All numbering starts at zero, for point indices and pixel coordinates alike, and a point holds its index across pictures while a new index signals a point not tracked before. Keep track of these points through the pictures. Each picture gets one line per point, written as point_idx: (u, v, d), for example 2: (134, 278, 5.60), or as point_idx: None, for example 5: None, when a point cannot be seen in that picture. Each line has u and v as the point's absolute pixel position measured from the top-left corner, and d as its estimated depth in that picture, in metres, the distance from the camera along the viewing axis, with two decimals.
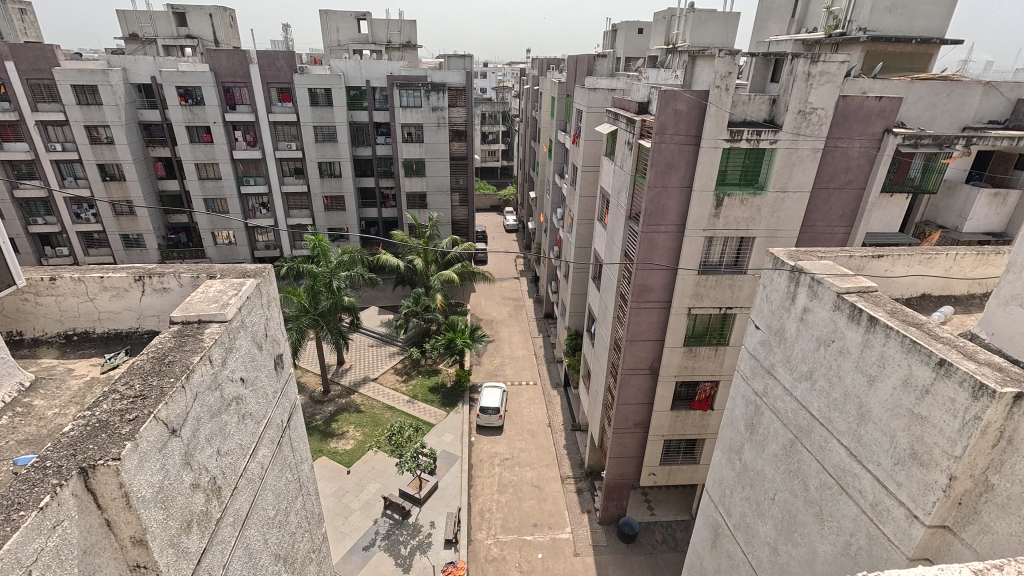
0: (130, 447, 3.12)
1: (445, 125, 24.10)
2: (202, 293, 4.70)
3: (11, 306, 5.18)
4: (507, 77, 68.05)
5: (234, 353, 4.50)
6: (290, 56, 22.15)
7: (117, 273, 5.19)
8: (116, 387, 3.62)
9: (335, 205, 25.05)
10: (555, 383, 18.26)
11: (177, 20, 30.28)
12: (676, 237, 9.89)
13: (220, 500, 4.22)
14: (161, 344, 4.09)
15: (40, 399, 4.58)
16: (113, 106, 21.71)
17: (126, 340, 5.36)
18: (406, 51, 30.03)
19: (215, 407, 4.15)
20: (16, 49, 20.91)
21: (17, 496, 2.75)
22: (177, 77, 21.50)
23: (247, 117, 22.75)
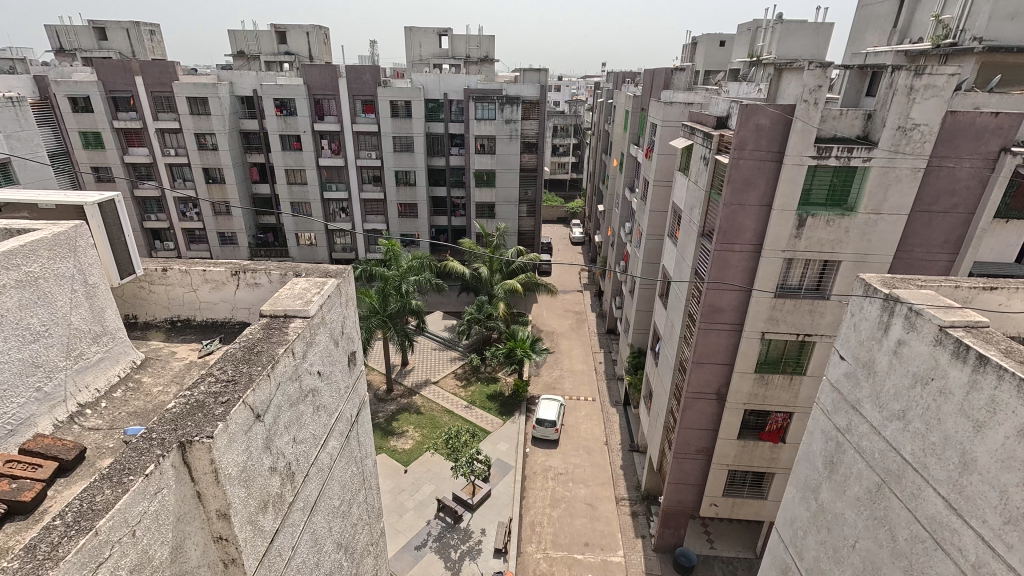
0: (221, 427, 3.39)
1: (517, 137, 24.50)
2: (288, 289, 5.04)
3: (129, 292, 5.83)
4: (580, 91, 68.23)
5: (314, 348, 4.79)
6: (375, 70, 23.45)
7: (218, 268, 5.71)
8: (212, 370, 3.94)
9: (408, 212, 26.10)
10: (614, 401, 17.86)
11: (278, 38, 33.00)
12: (753, 257, 9.43)
13: (293, 484, 4.49)
14: (251, 334, 4.42)
15: (147, 377, 5.09)
16: (220, 116, 23.97)
17: (221, 329, 5.86)
18: (484, 65, 30.91)
19: (294, 397, 4.42)
20: (145, 65, 23.67)
21: (127, 463, 3.06)
22: (275, 90, 23.39)
23: (334, 127, 24.31)
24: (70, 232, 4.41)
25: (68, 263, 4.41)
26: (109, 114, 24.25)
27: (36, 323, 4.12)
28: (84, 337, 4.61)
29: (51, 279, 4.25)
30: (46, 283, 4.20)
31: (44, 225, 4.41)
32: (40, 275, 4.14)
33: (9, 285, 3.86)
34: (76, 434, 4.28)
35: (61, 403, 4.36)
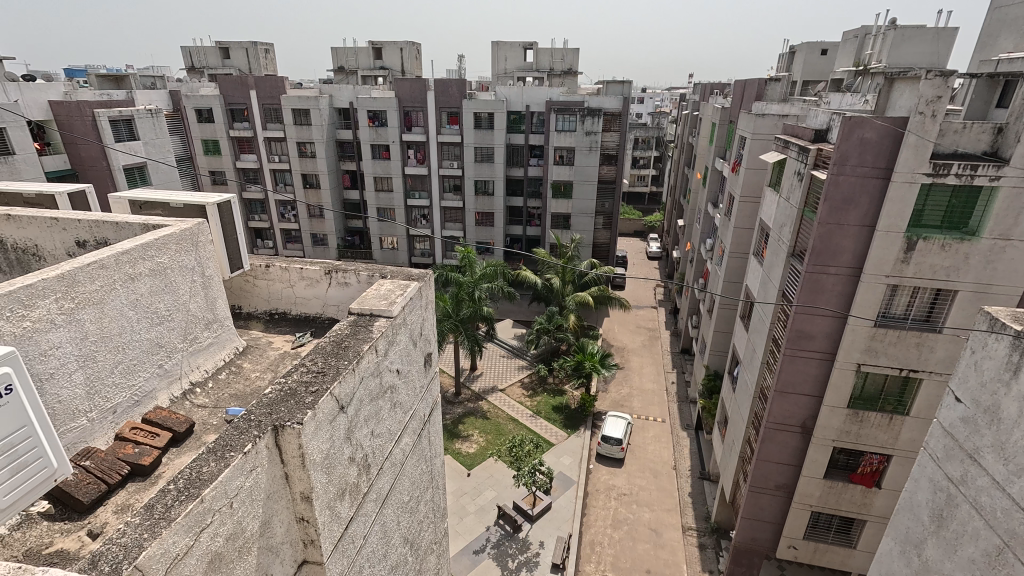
0: (310, 415, 3.63)
1: (597, 149, 24.33)
2: (374, 289, 5.32)
3: (237, 285, 6.41)
4: (665, 102, 66.52)
5: (395, 347, 5.01)
6: (461, 83, 24.30)
7: (312, 266, 6.15)
8: (304, 361, 4.22)
9: (485, 221, 26.71)
10: (686, 424, 17.07)
11: (374, 54, 35.34)
12: (851, 282, 8.67)
13: (368, 476, 4.71)
14: (340, 330, 4.69)
15: (247, 363, 5.58)
16: (319, 127, 25.96)
17: (312, 324, 6.28)
18: (567, 77, 31.08)
19: (374, 392, 4.64)
20: (259, 81, 26.20)
21: (229, 440, 3.36)
22: (369, 103, 24.95)
23: (420, 137, 25.48)
24: (193, 229, 4.96)
25: (190, 257, 4.96)
26: (227, 124, 27.04)
27: (161, 307, 4.67)
28: (199, 323, 5.14)
29: (176, 269, 4.80)
30: (171, 273, 4.75)
31: (173, 222, 4.99)
32: (167, 265, 4.68)
33: (142, 273, 4.42)
34: (187, 410, 4.77)
35: (176, 380, 4.88)
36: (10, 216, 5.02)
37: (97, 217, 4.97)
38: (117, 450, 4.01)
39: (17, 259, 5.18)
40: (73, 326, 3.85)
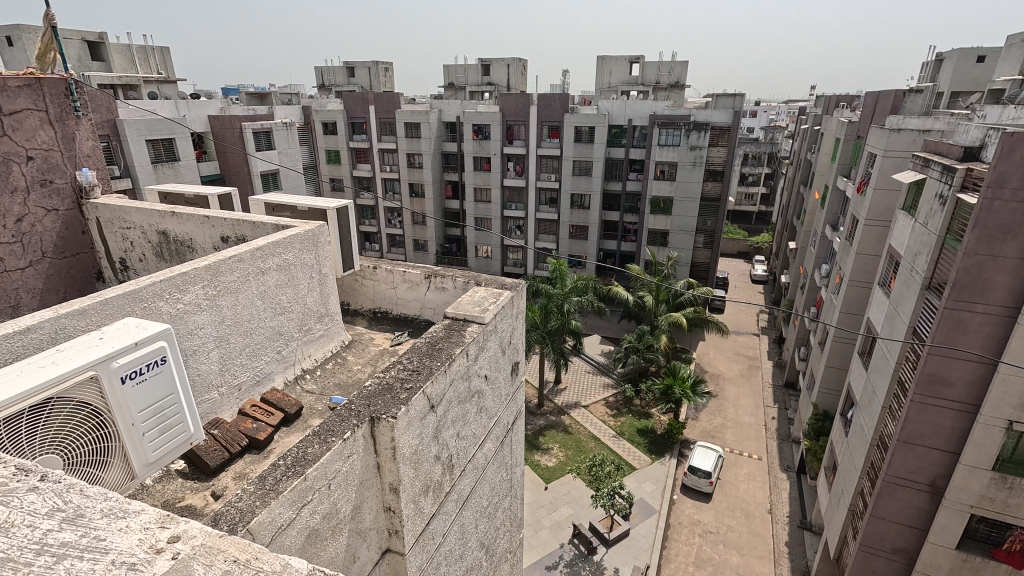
0: (403, 410, 3.83)
1: (702, 164, 23.30)
2: (470, 296, 5.49)
3: (347, 283, 6.96)
4: (781, 116, 62.14)
5: (485, 353, 5.14)
6: (564, 98, 24.53)
7: (414, 270, 6.50)
8: (401, 358, 4.46)
9: (579, 234, 26.62)
10: (786, 465, 15.59)
11: (482, 71, 36.97)
12: (1004, 323, 7.42)
13: (451, 476, 4.85)
14: (435, 333, 4.90)
15: (351, 356, 6.02)
16: (428, 139, 27.57)
17: (410, 324, 6.63)
18: (674, 90, 30.16)
19: (462, 395, 4.79)
20: (378, 97, 28.45)
21: (331, 426, 3.63)
22: (475, 117, 26.04)
23: (520, 150, 26.07)
24: (315, 230, 5.47)
25: (311, 255, 5.47)
26: (348, 136, 29.64)
27: (284, 299, 5.20)
28: (313, 316, 5.65)
29: (298, 266, 5.33)
30: (294, 268, 5.28)
31: (299, 224, 5.54)
32: (291, 262, 5.21)
33: (271, 268, 4.97)
34: (298, 393, 5.26)
35: (290, 366, 5.40)
36: (173, 213, 5.88)
37: (239, 217, 5.66)
38: (240, 423, 4.51)
39: (175, 250, 6.05)
40: (214, 310, 4.43)
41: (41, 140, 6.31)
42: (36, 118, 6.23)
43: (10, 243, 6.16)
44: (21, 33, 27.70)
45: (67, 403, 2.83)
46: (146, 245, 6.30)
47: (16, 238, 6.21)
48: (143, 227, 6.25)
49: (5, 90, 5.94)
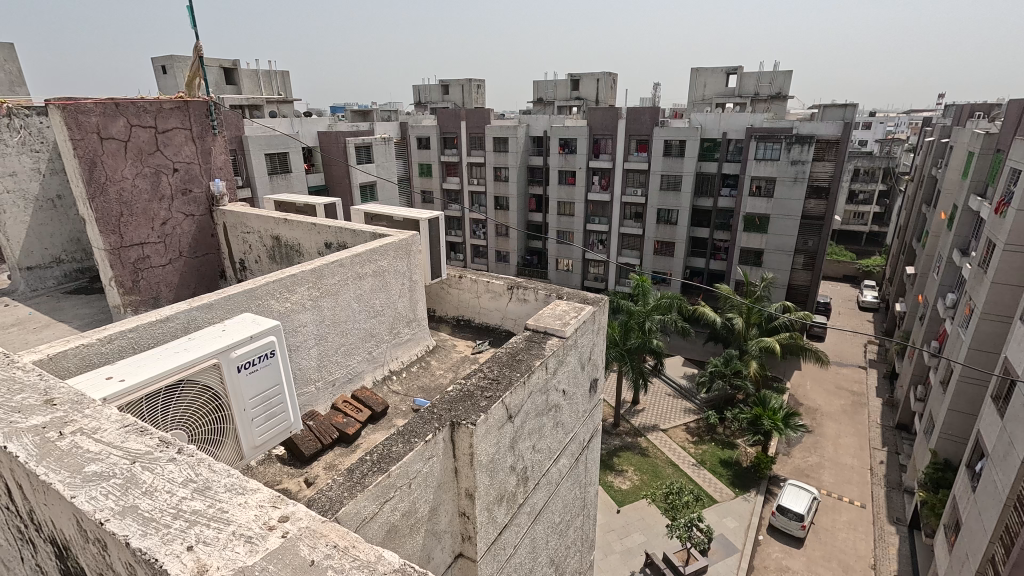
0: (483, 418, 3.90)
1: (804, 179, 21.71)
2: (551, 309, 5.49)
3: (434, 291, 7.23)
4: (902, 129, 56.31)
5: (564, 367, 5.11)
6: (654, 111, 24.02)
7: (498, 280, 6.64)
8: (482, 366, 4.53)
9: (664, 250, 25.77)
10: (895, 517, 13.86)
11: (571, 86, 37.24)
12: None
13: (525, 488, 4.85)
14: (514, 343, 4.93)
15: (435, 361, 6.25)
16: (515, 153, 28.20)
17: (491, 334, 6.76)
18: (774, 102, 28.46)
19: (539, 408, 4.79)
20: (470, 113, 29.62)
21: (415, 427, 3.78)
22: (562, 131, 26.23)
23: (607, 164, 25.84)
24: (408, 239, 5.77)
25: (403, 263, 5.77)
26: (439, 151, 31.09)
27: (376, 303, 5.52)
28: (402, 320, 5.93)
29: (392, 273, 5.65)
30: (388, 275, 5.60)
31: (394, 232, 5.87)
32: (385, 268, 5.53)
33: (367, 273, 5.31)
34: (384, 393, 5.55)
35: (379, 367, 5.71)
36: (286, 220, 6.48)
37: (342, 225, 6.11)
38: (332, 417, 4.84)
39: (285, 253, 6.66)
40: (316, 310, 4.81)
41: (185, 154, 7.25)
42: (182, 135, 7.18)
43: (155, 243, 7.12)
44: (173, 62, 32.22)
45: (194, 386, 3.19)
46: (262, 249, 7.00)
47: (160, 239, 7.16)
48: (260, 232, 6.95)
49: (162, 112, 6.91)
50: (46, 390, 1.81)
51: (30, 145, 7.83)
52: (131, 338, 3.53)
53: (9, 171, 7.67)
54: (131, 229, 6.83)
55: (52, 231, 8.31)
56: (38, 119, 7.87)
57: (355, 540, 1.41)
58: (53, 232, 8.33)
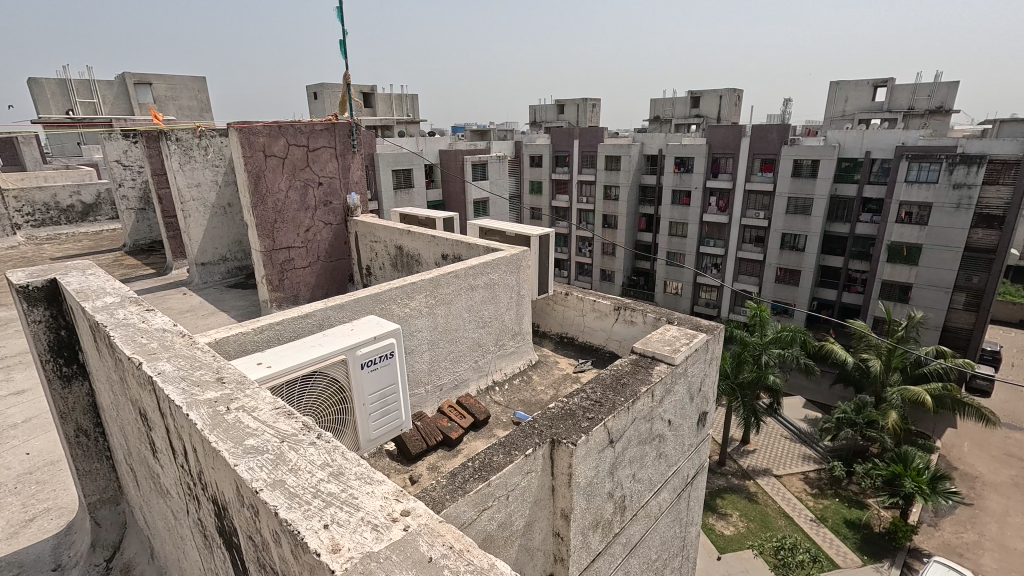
0: (583, 439, 3.83)
1: (969, 206, 18.70)
2: (661, 333, 5.24)
3: (539, 306, 7.25)
4: None
5: (671, 395, 4.87)
6: (784, 128, 22.27)
7: (605, 300, 6.53)
8: (585, 387, 4.41)
9: (787, 279, 23.59)
10: None
11: (691, 103, 35.97)
12: None
13: (622, 517, 4.66)
14: (620, 366, 4.76)
15: (536, 376, 6.29)
16: (627, 172, 27.87)
17: (595, 354, 6.64)
18: (934, 117, 24.96)
19: (643, 437, 4.60)
20: (584, 131, 29.83)
21: (516, 440, 3.80)
22: (678, 149, 25.37)
23: (726, 184, 24.42)
24: (519, 254, 5.92)
25: (513, 277, 5.93)
26: (551, 168, 31.62)
27: (485, 314, 5.72)
28: (508, 333, 6.08)
29: (501, 286, 5.81)
30: (498, 287, 5.77)
31: (506, 247, 6.04)
32: (495, 281, 5.71)
33: (478, 285, 5.52)
34: (487, 402, 5.70)
35: (483, 376, 5.89)
36: (409, 232, 6.99)
37: (458, 238, 6.41)
38: (437, 421, 5.06)
39: (406, 262, 7.17)
40: (431, 317, 5.10)
41: (328, 170, 8.14)
42: (328, 153, 8.08)
43: (299, 248, 8.06)
44: (323, 88, 36.58)
45: (324, 378, 3.54)
46: (386, 256, 7.60)
47: (303, 244, 8.10)
48: (386, 241, 7.56)
49: (314, 132, 7.87)
50: (217, 369, 2.12)
51: (212, 160, 9.34)
52: (277, 330, 4.02)
53: (196, 183, 9.23)
54: (282, 235, 7.82)
55: (221, 233, 9.77)
56: (220, 139, 9.36)
57: (472, 547, 1.31)
58: (222, 234, 9.79)
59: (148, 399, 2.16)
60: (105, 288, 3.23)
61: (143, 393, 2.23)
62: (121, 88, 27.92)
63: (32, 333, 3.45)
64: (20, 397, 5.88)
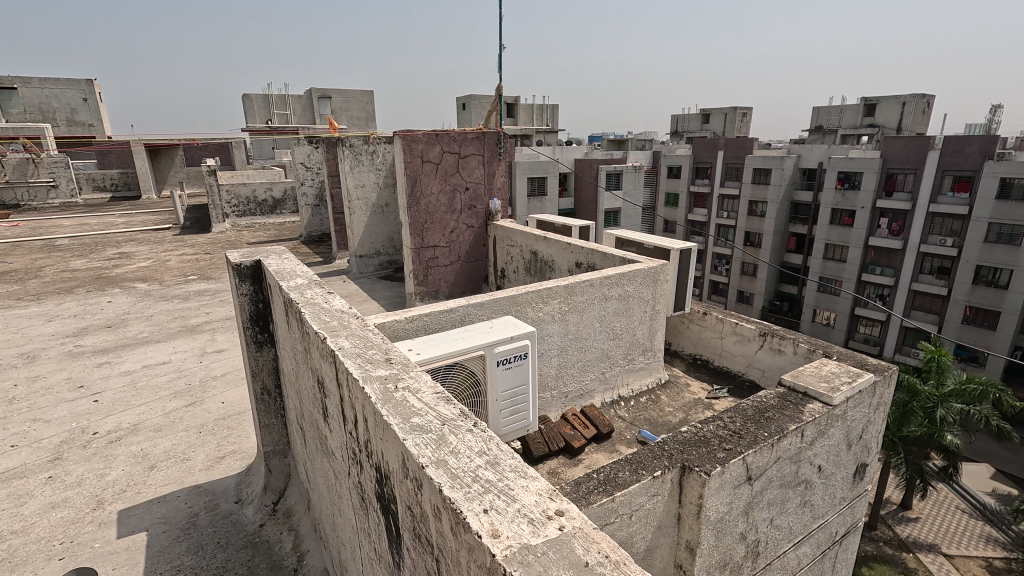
0: (719, 471, 3.52)
1: None
2: (815, 366, 4.64)
3: (673, 323, 6.90)
4: None
5: (824, 439, 4.30)
6: (988, 141, 18.56)
7: (749, 324, 6.00)
8: (723, 415, 4.07)
9: (980, 320, 19.60)
10: None
11: (864, 111, 31.81)
12: None
13: (753, 564, 4.24)
14: (765, 398, 4.30)
15: (664, 396, 6.00)
16: (777, 186, 25.55)
17: (732, 381, 6.15)
18: None
19: (786, 479, 4.13)
20: (730, 142, 27.98)
21: (643, 459, 3.63)
22: (842, 163, 22.57)
23: (902, 204, 21.08)
24: (657, 267, 5.71)
25: (649, 290, 5.74)
26: (689, 180, 30.15)
27: (617, 326, 5.61)
28: (638, 348, 5.90)
29: (636, 298, 5.67)
30: (632, 300, 5.63)
31: (644, 260, 5.87)
32: (630, 293, 5.58)
33: (613, 295, 5.43)
34: (611, 416, 5.58)
35: (609, 389, 5.78)
36: (545, 238, 7.11)
37: (593, 247, 6.36)
38: (560, 426, 5.09)
39: (539, 268, 7.31)
40: (563, 323, 5.15)
41: (476, 176, 8.65)
42: (476, 160, 8.60)
43: (443, 247, 8.69)
44: (472, 100, 39.21)
45: (463, 370, 3.74)
46: (520, 261, 7.82)
47: (447, 244, 8.70)
48: (521, 246, 7.78)
49: (465, 141, 8.44)
50: (386, 350, 2.37)
51: (377, 165, 10.51)
52: (425, 321, 4.38)
53: (361, 184, 10.46)
54: (430, 234, 8.52)
55: (379, 230, 10.88)
56: (385, 146, 10.50)
57: (626, 559, 1.29)
58: (378, 231, 10.89)
59: (328, 369, 2.48)
60: (296, 270, 3.80)
61: (324, 364, 2.57)
62: (307, 102, 32.71)
63: (239, 303, 4.18)
64: (220, 355, 7.16)
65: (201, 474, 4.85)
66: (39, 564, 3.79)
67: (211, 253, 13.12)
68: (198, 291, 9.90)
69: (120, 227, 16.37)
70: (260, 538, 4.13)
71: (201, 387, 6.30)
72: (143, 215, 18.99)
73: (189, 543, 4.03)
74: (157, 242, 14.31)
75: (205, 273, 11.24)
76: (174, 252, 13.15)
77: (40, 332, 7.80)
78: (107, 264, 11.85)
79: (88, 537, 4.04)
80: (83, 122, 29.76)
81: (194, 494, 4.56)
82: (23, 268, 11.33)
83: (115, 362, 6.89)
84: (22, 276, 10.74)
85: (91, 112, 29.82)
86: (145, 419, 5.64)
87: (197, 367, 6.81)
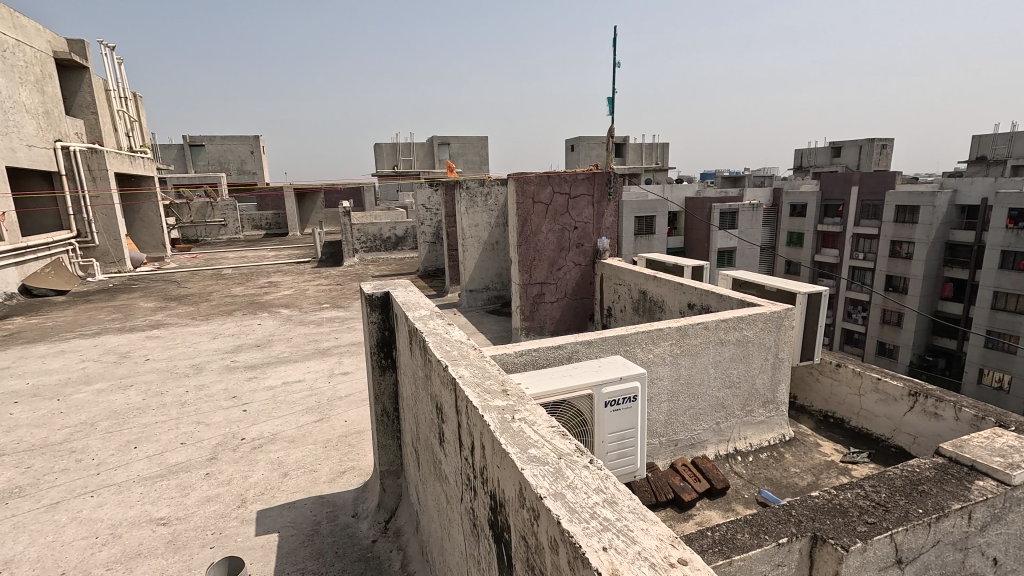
0: (859, 547, 3.07)
1: None
2: (984, 437, 3.91)
3: (799, 374, 6.26)
4: None
5: (1001, 526, 3.58)
6: None
7: (894, 381, 5.27)
8: (862, 483, 3.58)
9: None
10: None
11: None
12: None
13: None
14: (919, 467, 3.71)
15: (790, 454, 5.43)
16: (927, 225, 22.65)
17: (874, 445, 5.39)
18: None
19: (949, 569, 3.48)
20: (866, 177, 25.36)
21: (765, 523, 3.29)
22: (1014, 199, 19.50)
23: None
24: (781, 312, 5.31)
25: (771, 336, 5.33)
26: (817, 218, 27.69)
27: (734, 374, 5.25)
28: (758, 400, 5.45)
29: (757, 345, 5.28)
30: (752, 345, 5.25)
31: (767, 303, 5.49)
32: (750, 338, 5.21)
33: (731, 340, 5.11)
34: (726, 471, 5.17)
35: (724, 441, 5.36)
36: (654, 277, 6.94)
37: (708, 288, 6.05)
38: (669, 476, 4.83)
39: (648, 308, 7.09)
40: (674, 366, 4.94)
41: (585, 216, 8.77)
42: (586, 200, 8.75)
43: (551, 284, 8.84)
44: (581, 142, 40.28)
45: (570, 407, 3.73)
46: (628, 300, 7.64)
47: (554, 281, 8.84)
48: (629, 285, 7.62)
49: (575, 181, 8.68)
50: (503, 382, 2.47)
51: (490, 206, 11.15)
52: (533, 355, 4.46)
53: (475, 223, 11.14)
54: (537, 271, 8.78)
55: (488, 266, 11.38)
56: (499, 189, 11.14)
57: None
58: (488, 267, 11.39)
59: (448, 397, 2.65)
60: (420, 302, 4.14)
61: (443, 391, 2.73)
62: (428, 148, 35.84)
63: (368, 331, 4.58)
64: (345, 376, 7.90)
65: (325, 485, 5.29)
66: (195, 550, 4.36)
67: (342, 284, 14.67)
68: (330, 318, 11.06)
69: (271, 259, 18.87)
70: (372, 553, 4.37)
71: (329, 405, 6.96)
72: (289, 250, 21.79)
73: (313, 548, 4.41)
74: (298, 273, 16.29)
75: (336, 302, 12.55)
76: (311, 283, 14.85)
77: (207, 347, 9.20)
78: (260, 291, 13.71)
79: (234, 531, 4.59)
80: (249, 171, 35.22)
81: (319, 504, 4.99)
82: (198, 293, 13.52)
83: (261, 377, 7.87)
84: (197, 299, 12.79)
85: (256, 162, 35.27)
86: (282, 430, 6.34)
87: (326, 386, 7.55)
